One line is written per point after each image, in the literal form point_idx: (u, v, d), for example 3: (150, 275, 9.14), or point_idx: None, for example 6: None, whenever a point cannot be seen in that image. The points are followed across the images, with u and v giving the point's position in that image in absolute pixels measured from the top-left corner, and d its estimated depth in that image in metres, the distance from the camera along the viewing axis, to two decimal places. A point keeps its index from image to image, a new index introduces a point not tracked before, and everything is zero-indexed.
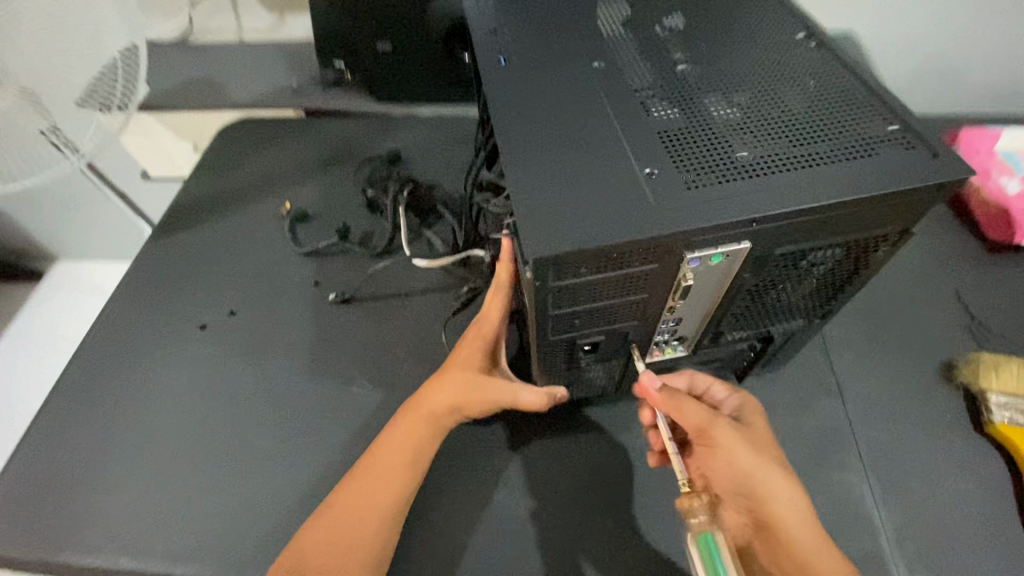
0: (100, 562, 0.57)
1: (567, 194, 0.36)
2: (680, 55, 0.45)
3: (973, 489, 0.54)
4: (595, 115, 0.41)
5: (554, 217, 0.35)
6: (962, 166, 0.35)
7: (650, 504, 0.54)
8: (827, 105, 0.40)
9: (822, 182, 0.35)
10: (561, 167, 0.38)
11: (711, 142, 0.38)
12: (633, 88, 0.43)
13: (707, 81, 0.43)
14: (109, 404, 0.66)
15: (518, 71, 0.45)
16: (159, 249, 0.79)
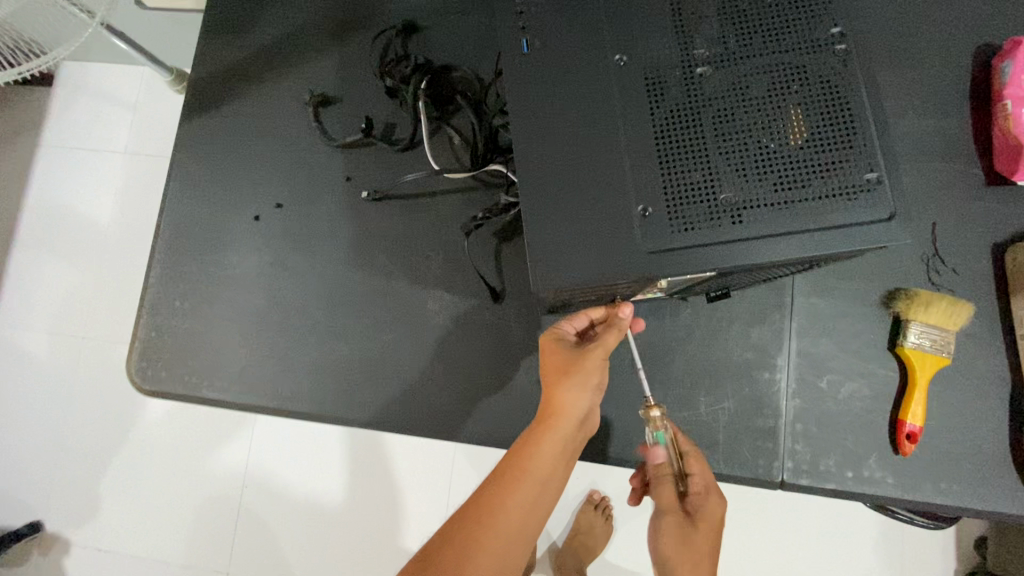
0: (223, 399, 0.77)
1: (572, 226, 0.45)
2: (705, 54, 0.45)
3: (869, 391, 0.70)
4: (606, 132, 0.45)
5: (558, 251, 0.44)
6: (905, 231, 0.42)
7: (619, 386, 0.73)
8: (825, 142, 0.43)
9: (784, 237, 0.42)
10: (568, 196, 0.45)
11: (706, 179, 0.44)
12: (649, 98, 0.45)
13: (723, 93, 0.45)
14: (189, 281, 0.80)
15: (541, 67, 0.47)
16: (193, 131, 0.83)
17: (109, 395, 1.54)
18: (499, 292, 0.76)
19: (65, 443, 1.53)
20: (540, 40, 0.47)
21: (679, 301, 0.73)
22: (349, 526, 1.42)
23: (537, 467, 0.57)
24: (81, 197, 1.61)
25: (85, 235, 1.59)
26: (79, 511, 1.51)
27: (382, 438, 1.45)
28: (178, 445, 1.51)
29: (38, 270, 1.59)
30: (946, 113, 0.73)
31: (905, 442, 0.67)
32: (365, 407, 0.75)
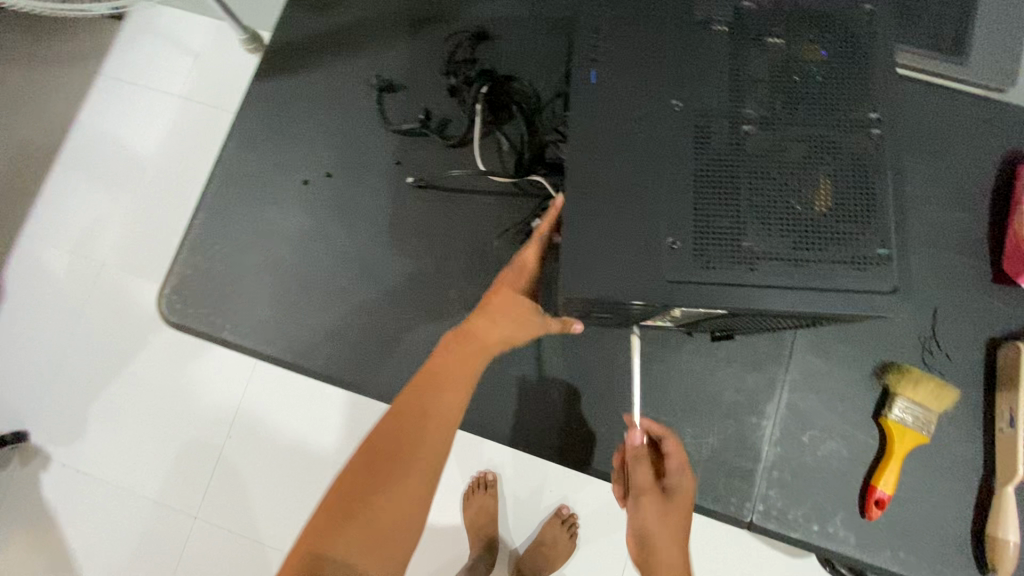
0: (241, 343, 0.82)
1: (607, 246, 0.49)
2: (752, 115, 0.50)
3: (847, 452, 0.74)
4: (653, 168, 0.49)
5: (589, 267, 0.48)
6: (903, 306, 0.46)
7: (615, 404, 0.77)
8: (845, 213, 0.48)
9: (793, 291, 0.47)
10: (607, 221, 0.49)
11: (732, 226, 0.48)
12: (697, 145, 0.49)
13: (761, 152, 0.49)
14: (230, 230, 0.85)
15: (603, 100, 0.51)
16: (262, 92, 0.88)
17: (122, 325, 1.59)
18: None
19: (69, 363, 1.58)
20: (608, 73, 0.52)
21: (685, 334, 0.77)
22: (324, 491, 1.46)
23: (441, 410, 0.62)
24: (132, 132, 1.67)
25: (129, 168, 1.65)
26: (70, 430, 1.55)
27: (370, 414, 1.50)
28: (176, 385, 1.55)
29: (79, 193, 1.65)
30: (965, 206, 0.78)
31: (872, 507, 0.71)
32: (372, 377, 0.79)
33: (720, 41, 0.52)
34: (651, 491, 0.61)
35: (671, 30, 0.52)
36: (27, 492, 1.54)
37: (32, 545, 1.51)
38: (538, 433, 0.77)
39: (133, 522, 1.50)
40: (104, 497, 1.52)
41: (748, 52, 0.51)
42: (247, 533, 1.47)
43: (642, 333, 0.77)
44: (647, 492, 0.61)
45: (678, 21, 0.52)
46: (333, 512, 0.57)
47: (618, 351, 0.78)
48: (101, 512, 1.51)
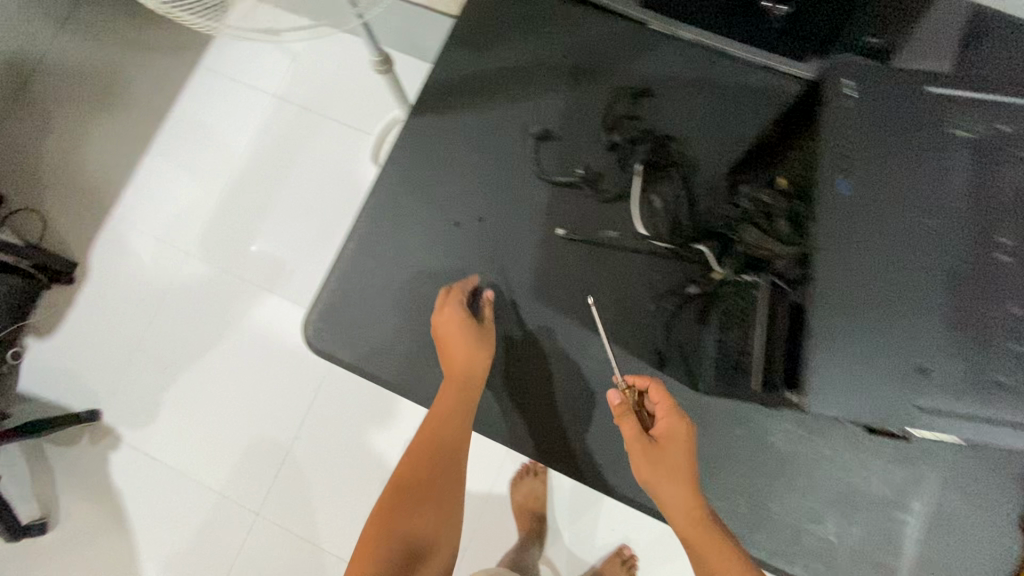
0: (385, 376, 0.84)
1: (859, 365, 0.48)
2: (1007, 244, 0.50)
3: (990, 560, 0.73)
4: (909, 287, 0.49)
5: (840, 388, 0.48)
6: None
7: (752, 481, 0.77)
8: None
9: None
10: (861, 340, 0.48)
11: (983, 357, 0.48)
12: (952, 270, 0.49)
13: (1013, 284, 0.49)
14: (378, 263, 0.86)
15: (862, 209, 0.50)
16: (419, 129, 0.89)
17: (197, 316, 1.56)
18: (663, 357, 0.80)
19: (144, 348, 1.56)
20: (858, 184, 0.50)
21: (835, 421, 0.76)
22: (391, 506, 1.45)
23: (448, 527, 0.77)
24: (222, 121, 1.63)
25: (217, 157, 1.61)
26: (137, 415, 1.53)
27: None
28: (250, 382, 1.53)
29: (163, 179, 1.61)
30: None
31: None
32: (513, 425, 0.82)
33: (968, 165, 0.51)
34: (634, 447, 0.65)
35: (923, 147, 0.51)
36: (87, 471, 1.51)
37: (87, 526, 1.48)
38: None
39: (195, 514, 1.49)
40: (167, 486, 1.50)
41: (997, 178, 0.51)
42: (306, 537, 1.46)
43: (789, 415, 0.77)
44: (631, 449, 0.65)
45: (930, 137, 0.51)
46: None
47: (760, 430, 0.78)
48: (162, 502, 1.50)
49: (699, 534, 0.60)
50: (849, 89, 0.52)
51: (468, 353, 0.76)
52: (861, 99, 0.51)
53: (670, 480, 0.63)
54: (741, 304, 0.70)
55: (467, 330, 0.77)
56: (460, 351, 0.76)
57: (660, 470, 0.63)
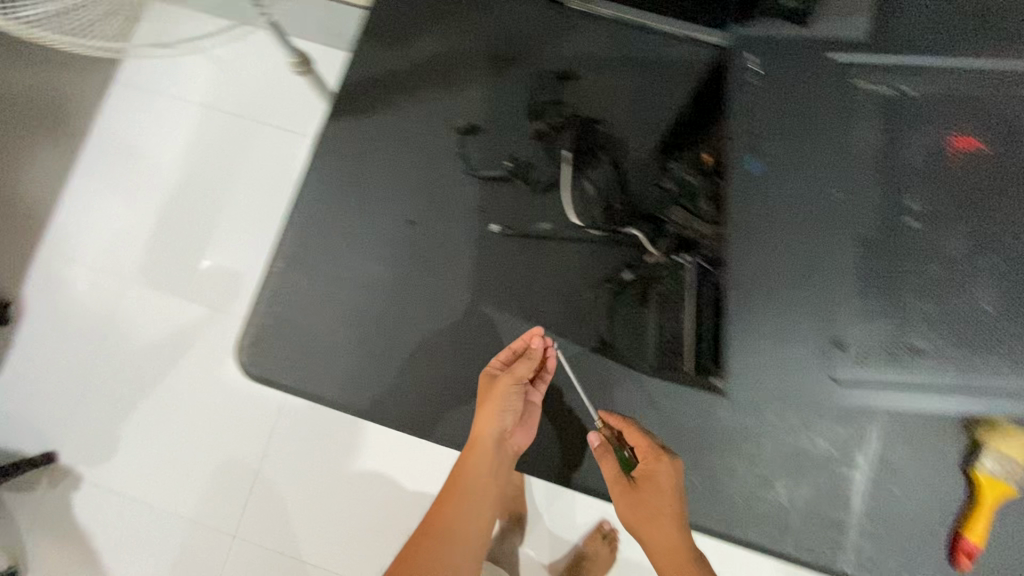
0: (327, 397, 0.80)
1: (766, 322, 0.69)
2: (912, 217, 0.68)
3: (934, 503, 0.76)
4: (826, 257, 0.69)
5: (750, 348, 0.70)
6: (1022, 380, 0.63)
7: (706, 456, 0.78)
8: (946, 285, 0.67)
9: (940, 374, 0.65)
10: (786, 307, 0.69)
11: (888, 297, 0.67)
12: (858, 237, 0.69)
13: (908, 246, 0.68)
14: (310, 278, 0.83)
15: (768, 192, 0.71)
16: (338, 133, 0.85)
17: (139, 342, 1.37)
18: (607, 344, 0.80)
19: (86, 381, 1.35)
20: (767, 164, 0.71)
21: None
22: (371, 520, 1.30)
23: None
24: (147, 132, 1.43)
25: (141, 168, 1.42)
26: (85, 455, 1.32)
27: (414, 448, 1.34)
28: (205, 411, 1.34)
29: (84, 199, 1.41)
30: None
31: (961, 557, 0.73)
32: (463, 431, 0.79)
33: (861, 155, 0.70)
34: (616, 487, 0.68)
35: (825, 136, 0.71)
36: (38, 518, 1.31)
37: None
38: None
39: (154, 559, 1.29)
40: (128, 524, 1.30)
41: (898, 158, 0.70)
42: (286, 558, 1.30)
43: None
44: (614, 490, 0.68)
45: (834, 134, 0.71)
46: None
47: (709, 405, 0.78)
48: (121, 546, 1.30)
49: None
50: (738, 94, 0.74)
51: (497, 424, 0.70)
52: (748, 104, 0.74)
53: (657, 523, 0.63)
54: (675, 289, 0.78)
55: (495, 399, 0.70)
56: (489, 422, 0.70)
57: (640, 513, 0.65)
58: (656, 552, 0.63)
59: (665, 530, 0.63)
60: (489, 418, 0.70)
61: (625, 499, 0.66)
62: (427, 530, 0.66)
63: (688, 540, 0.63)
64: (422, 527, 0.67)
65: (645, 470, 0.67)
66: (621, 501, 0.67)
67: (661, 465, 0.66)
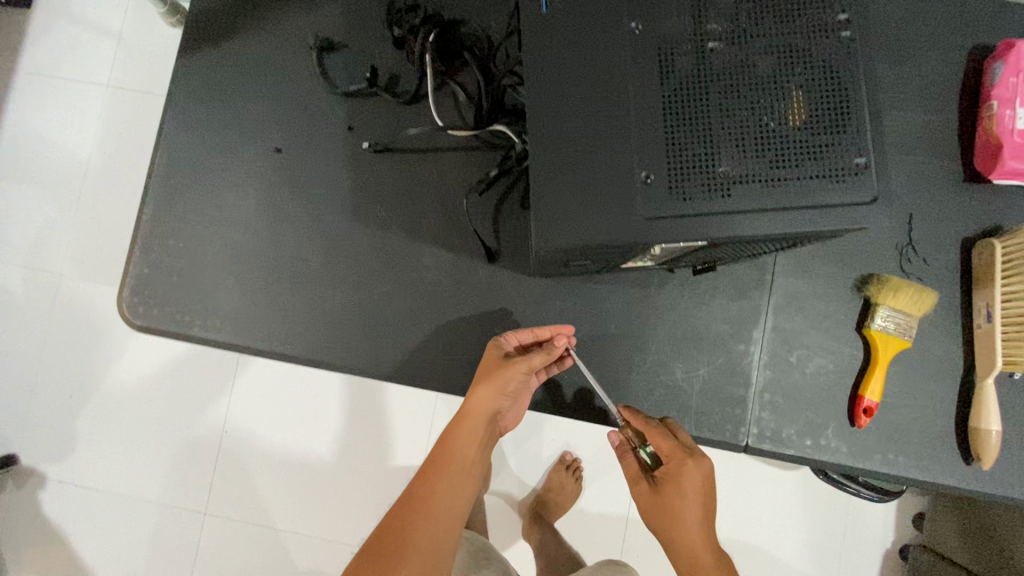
0: (214, 339, 0.78)
1: (580, 214, 0.46)
2: (712, 37, 0.47)
3: (834, 367, 0.75)
4: (612, 111, 0.47)
5: (557, 215, 0.47)
6: (869, 199, 0.45)
7: (604, 350, 0.77)
8: (809, 144, 0.45)
9: (756, 213, 0.45)
10: (573, 160, 0.47)
11: (695, 161, 0.45)
12: (649, 91, 0.46)
13: (726, 84, 0.46)
14: (183, 220, 0.80)
15: (562, 26, 0.48)
16: (194, 67, 0.81)
17: (90, 330, 1.31)
18: (495, 252, 0.77)
19: (39, 384, 1.30)
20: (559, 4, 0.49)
21: (667, 272, 0.77)
22: (347, 477, 1.25)
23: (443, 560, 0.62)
24: (62, 123, 1.34)
25: (62, 163, 1.33)
26: (53, 451, 1.29)
27: (374, 401, 1.27)
28: (162, 394, 1.29)
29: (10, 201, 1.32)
30: (930, 108, 0.76)
31: (861, 415, 0.73)
32: (356, 355, 0.77)
33: None
34: (639, 485, 0.69)
35: None
36: (20, 519, 1.28)
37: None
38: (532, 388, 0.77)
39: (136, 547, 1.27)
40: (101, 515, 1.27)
41: None
42: (261, 523, 1.26)
43: (623, 276, 0.77)
44: (636, 486, 0.70)
45: None
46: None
47: (602, 298, 0.77)
48: (102, 536, 1.27)
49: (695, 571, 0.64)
50: None
51: (492, 406, 0.69)
52: None
53: (672, 518, 0.65)
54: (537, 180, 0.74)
55: (503, 380, 0.68)
56: (490, 400, 0.68)
57: (661, 513, 0.66)
58: (678, 549, 0.65)
59: (684, 528, 0.64)
60: (491, 397, 0.68)
61: (649, 502, 0.67)
62: (415, 503, 0.65)
63: (699, 529, 0.65)
64: (408, 497, 0.65)
65: (667, 471, 0.66)
66: (644, 500, 0.68)
67: (686, 469, 0.65)
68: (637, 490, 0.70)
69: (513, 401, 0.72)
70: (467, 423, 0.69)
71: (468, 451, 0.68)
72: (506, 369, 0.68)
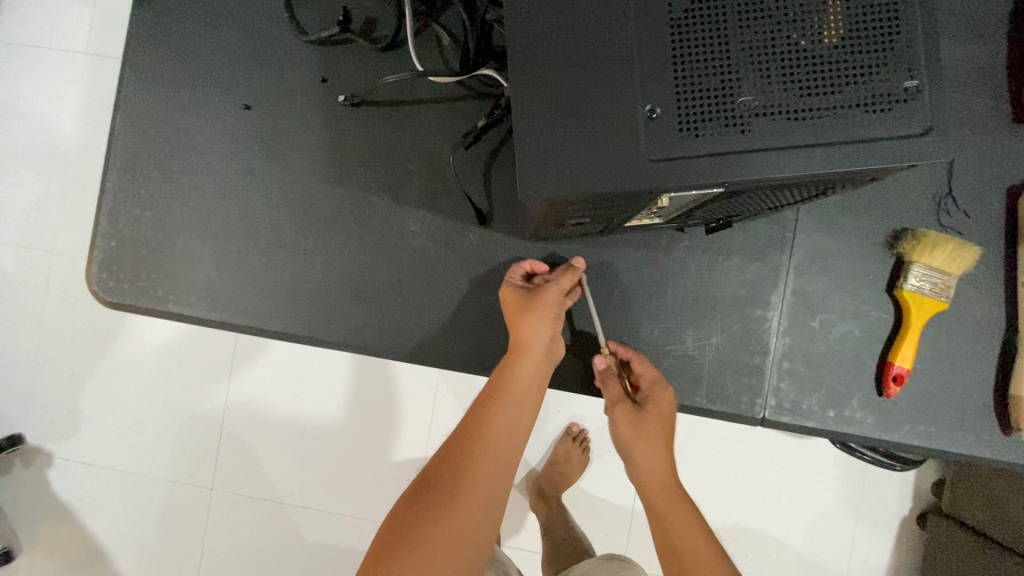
0: (191, 314, 0.73)
1: (575, 158, 0.39)
2: None
3: (862, 331, 0.68)
4: (611, 33, 0.39)
5: (550, 161, 0.39)
6: (921, 135, 0.37)
7: (608, 318, 0.71)
8: (851, 66, 0.37)
9: (788, 151, 0.38)
10: (567, 92, 0.39)
11: (711, 90, 0.38)
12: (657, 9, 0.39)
13: None
14: (151, 187, 0.74)
15: None
16: (152, 17, 0.73)
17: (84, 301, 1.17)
18: (486, 214, 0.71)
19: (36, 359, 1.16)
20: None
21: (676, 232, 0.70)
22: (354, 452, 1.13)
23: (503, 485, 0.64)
24: (36, 93, 1.16)
25: (42, 140, 1.16)
26: (58, 428, 1.16)
27: (377, 373, 1.14)
28: (164, 366, 1.16)
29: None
30: (975, 38, 0.67)
31: (891, 384, 0.66)
32: (340, 329, 0.71)
33: None
34: (618, 407, 0.68)
35: None
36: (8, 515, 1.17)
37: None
38: None
39: (135, 538, 1.16)
40: (95, 508, 1.16)
41: None
42: (264, 497, 1.14)
43: (627, 237, 0.70)
44: (614, 409, 0.68)
45: None
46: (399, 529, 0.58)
47: (604, 262, 0.71)
48: (112, 518, 1.16)
49: (659, 497, 0.67)
50: None
51: (542, 339, 0.65)
52: None
53: (642, 440, 0.68)
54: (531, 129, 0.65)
55: (542, 311, 0.64)
56: (536, 332, 0.64)
57: (639, 432, 0.68)
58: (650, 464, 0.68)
59: (657, 444, 0.68)
60: (532, 331, 0.64)
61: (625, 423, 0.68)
62: (472, 435, 0.64)
63: (666, 454, 0.68)
64: (465, 430, 0.65)
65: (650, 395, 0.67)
66: (622, 421, 0.68)
67: (666, 395, 0.67)
68: (616, 412, 0.68)
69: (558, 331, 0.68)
70: (513, 356, 0.65)
71: (525, 383, 0.64)
72: (542, 298, 0.64)
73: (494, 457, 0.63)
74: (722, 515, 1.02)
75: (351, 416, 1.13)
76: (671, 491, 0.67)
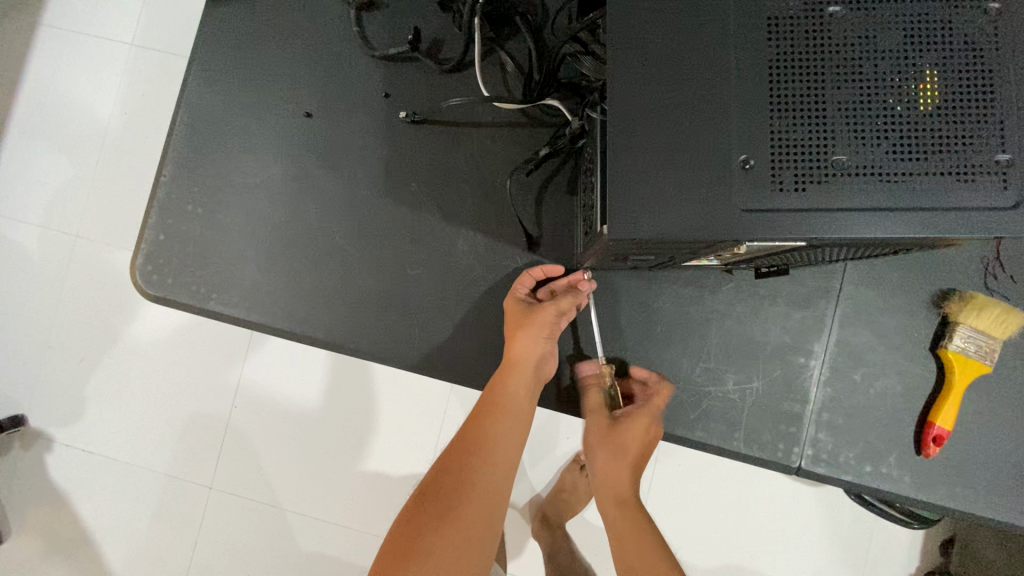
0: (231, 314, 0.73)
1: (664, 201, 0.39)
2: (834, 5, 0.40)
3: (902, 388, 0.68)
4: (711, 84, 0.40)
5: (638, 202, 0.40)
6: (1013, 209, 0.37)
7: (649, 353, 0.71)
8: (943, 136, 0.38)
9: (875, 212, 0.38)
10: (662, 137, 0.40)
11: (801, 148, 0.39)
12: (757, 66, 0.40)
13: (849, 59, 0.39)
14: (205, 185, 0.74)
15: None
16: (225, 20, 0.75)
17: (105, 288, 1.16)
18: (534, 239, 0.71)
19: (54, 340, 1.16)
20: None
21: (722, 274, 0.70)
22: (363, 463, 1.11)
23: (503, 501, 0.64)
24: (86, 80, 1.18)
25: (82, 125, 1.17)
26: (62, 412, 1.15)
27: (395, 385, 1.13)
28: (179, 359, 1.15)
29: (26, 161, 1.17)
30: None
31: (930, 444, 0.66)
32: (381, 342, 0.71)
33: None
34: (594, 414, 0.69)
35: None
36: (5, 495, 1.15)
37: None
38: (568, 389, 0.72)
39: (129, 530, 1.14)
40: (92, 495, 1.14)
41: None
42: (264, 501, 1.12)
43: (675, 275, 0.70)
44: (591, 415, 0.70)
45: None
46: (401, 539, 0.58)
47: (649, 298, 0.71)
48: (109, 508, 1.14)
49: (617, 510, 0.66)
50: None
51: (538, 351, 0.65)
52: None
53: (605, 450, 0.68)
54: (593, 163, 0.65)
55: (537, 324, 0.65)
56: (529, 346, 0.65)
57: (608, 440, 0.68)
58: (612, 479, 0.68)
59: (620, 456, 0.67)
60: (528, 343, 0.65)
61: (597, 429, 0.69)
62: (471, 447, 0.65)
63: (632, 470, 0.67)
64: (464, 441, 0.66)
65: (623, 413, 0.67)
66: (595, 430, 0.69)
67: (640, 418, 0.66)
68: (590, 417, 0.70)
69: (554, 346, 0.69)
70: (508, 367, 0.67)
71: (519, 396, 0.66)
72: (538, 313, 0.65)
73: (494, 470, 0.64)
74: (733, 562, 1.00)
75: (363, 426, 1.12)
76: (634, 519, 0.64)
